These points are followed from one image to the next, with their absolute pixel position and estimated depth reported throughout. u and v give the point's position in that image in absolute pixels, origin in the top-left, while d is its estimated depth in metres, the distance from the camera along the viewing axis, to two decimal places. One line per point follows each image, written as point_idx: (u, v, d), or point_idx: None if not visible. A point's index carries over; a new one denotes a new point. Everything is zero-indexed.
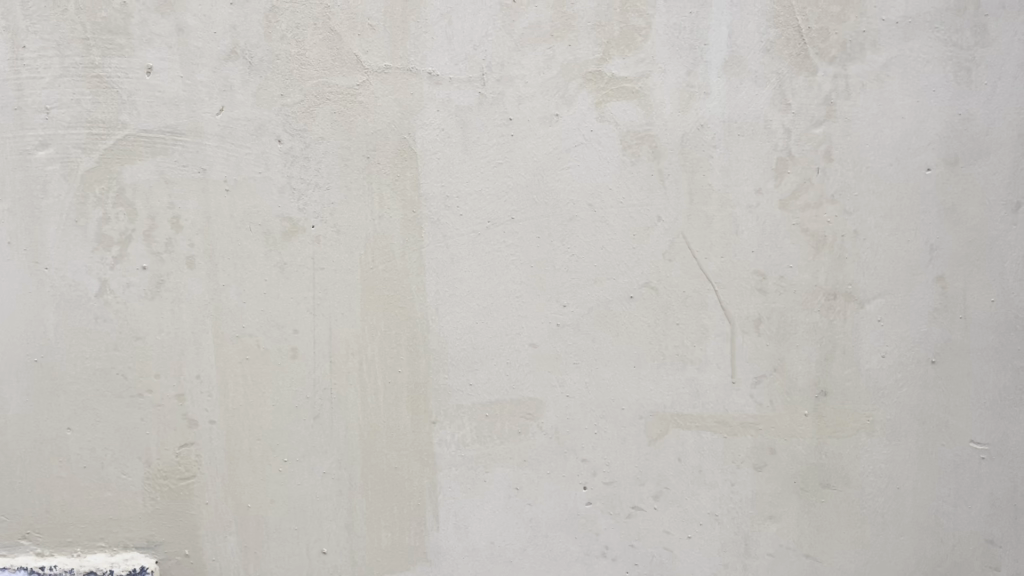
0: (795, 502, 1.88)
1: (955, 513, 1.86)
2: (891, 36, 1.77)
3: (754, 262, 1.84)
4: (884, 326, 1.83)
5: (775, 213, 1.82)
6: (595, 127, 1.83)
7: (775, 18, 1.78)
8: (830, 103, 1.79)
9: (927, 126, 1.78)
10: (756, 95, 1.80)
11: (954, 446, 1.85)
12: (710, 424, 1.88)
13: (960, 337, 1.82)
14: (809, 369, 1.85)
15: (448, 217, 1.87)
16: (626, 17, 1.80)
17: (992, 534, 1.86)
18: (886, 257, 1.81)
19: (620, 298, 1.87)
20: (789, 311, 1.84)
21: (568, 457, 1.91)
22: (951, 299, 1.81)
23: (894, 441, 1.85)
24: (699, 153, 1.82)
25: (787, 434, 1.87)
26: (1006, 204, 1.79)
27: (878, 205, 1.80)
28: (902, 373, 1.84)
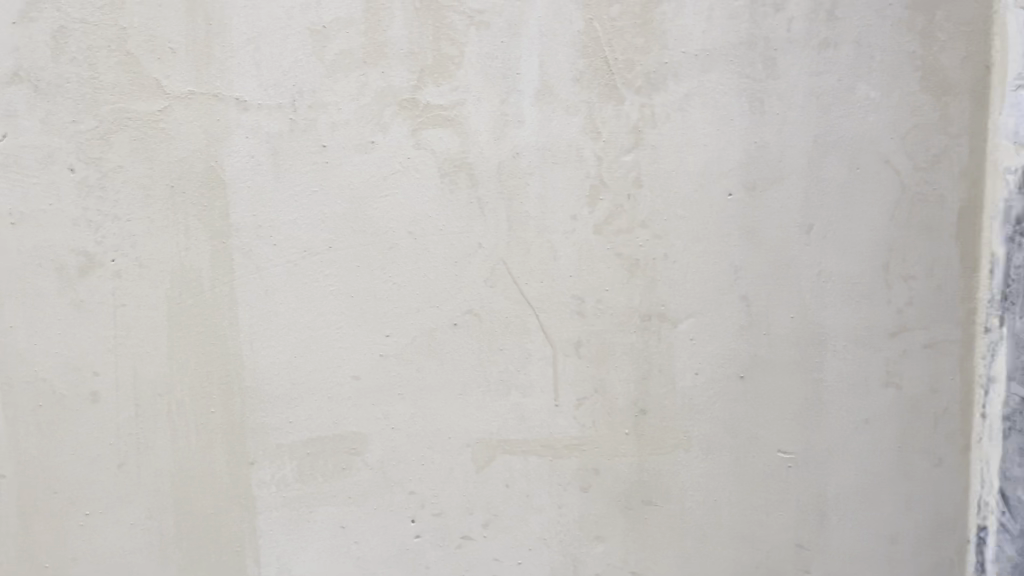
0: (620, 520, 1.92)
1: (768, 521, 1.95)
2: (691, 68, 1.85)
3: (572, 287, 1.87)
4: (696, 345, 1.91)
5: (590, 238, 1.87)
6: (411, 154, 1.81)
7: (583, 49, 1.83)
8: (637, 131, 1.85)
9: (727, 154, 1.87)
10: (568, 123, 1.84)
11: (764, 456, 1.93)
12: (536, 448, 1.89)
13: (765, 352, 1.92)
14: (628, 389, 1.90)
15: (262, 248, 1.80)
16: (439, 45, 1.80)
17: (803, 539, 1.95)
18: (695, 278, 1.89)
19: (443, 325, 1.86)
20: (607, 333, 1.89)
21: (394, 490, 1.87)
22: (755, 317, 1.91)
23: (710, 455, 1.92)
24: (516, 180, 1.84)
25: (610, 454, 1.91)
26: (800, 227, 1.90)
27: (685, 229, 1.88)
28: (714, 389, 1.91)
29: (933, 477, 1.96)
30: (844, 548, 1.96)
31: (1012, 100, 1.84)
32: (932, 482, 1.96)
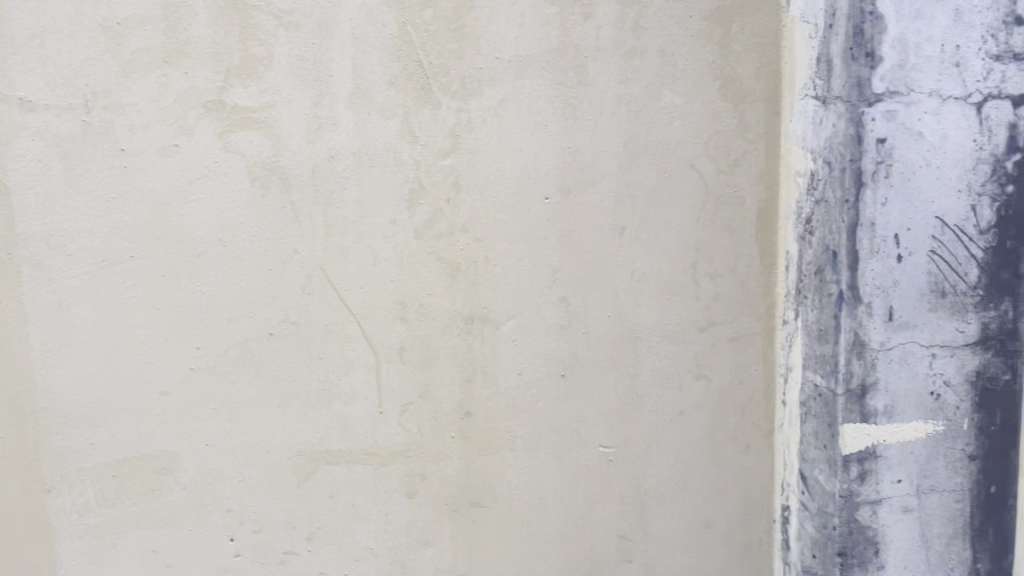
0: (447, 524, 1.94)
1: (591, 514, 2.02)
2: (505, 73, 1.88)
3: (394, 292, 1.86)
4: (518, 345, 1.94)
5: (411, 242, 1.86)
6: (219, 158, 1.77)
7: (397, 52, 1.82)
8: (455, 136, 1.86)
9: (543, 159, 1.92)
10: (384, 127, 1.83)
11: (586, 451, 2.00)
12: (360, 456, 1.88)
13: (584, 350, 1.98)
14: (453, 392, 1.91)
15: (54, 260, 1.73)
16: (245, 45, 1.75)
17: (624, 530, 2.04)
18: (516, 280, 1.93)
19: (259, 335, 1.82)
20: (430, 338, 1.89)
21: (211, 509, 1.83)
22: (574, 317, 1.97)
23: (534, 454, 1.97)
24: (332, 184, 1.82)
25: (436, 458, 1.92)
26: (613, 229, 1.97)
27: (505, 232, 1.91)
28: (536, 388, 1.96)
29: (742, 462, 2.09)
30: (663, 535, 2.06)
31: (800, 106, 1.96)
32: (740, 466, 2.09)
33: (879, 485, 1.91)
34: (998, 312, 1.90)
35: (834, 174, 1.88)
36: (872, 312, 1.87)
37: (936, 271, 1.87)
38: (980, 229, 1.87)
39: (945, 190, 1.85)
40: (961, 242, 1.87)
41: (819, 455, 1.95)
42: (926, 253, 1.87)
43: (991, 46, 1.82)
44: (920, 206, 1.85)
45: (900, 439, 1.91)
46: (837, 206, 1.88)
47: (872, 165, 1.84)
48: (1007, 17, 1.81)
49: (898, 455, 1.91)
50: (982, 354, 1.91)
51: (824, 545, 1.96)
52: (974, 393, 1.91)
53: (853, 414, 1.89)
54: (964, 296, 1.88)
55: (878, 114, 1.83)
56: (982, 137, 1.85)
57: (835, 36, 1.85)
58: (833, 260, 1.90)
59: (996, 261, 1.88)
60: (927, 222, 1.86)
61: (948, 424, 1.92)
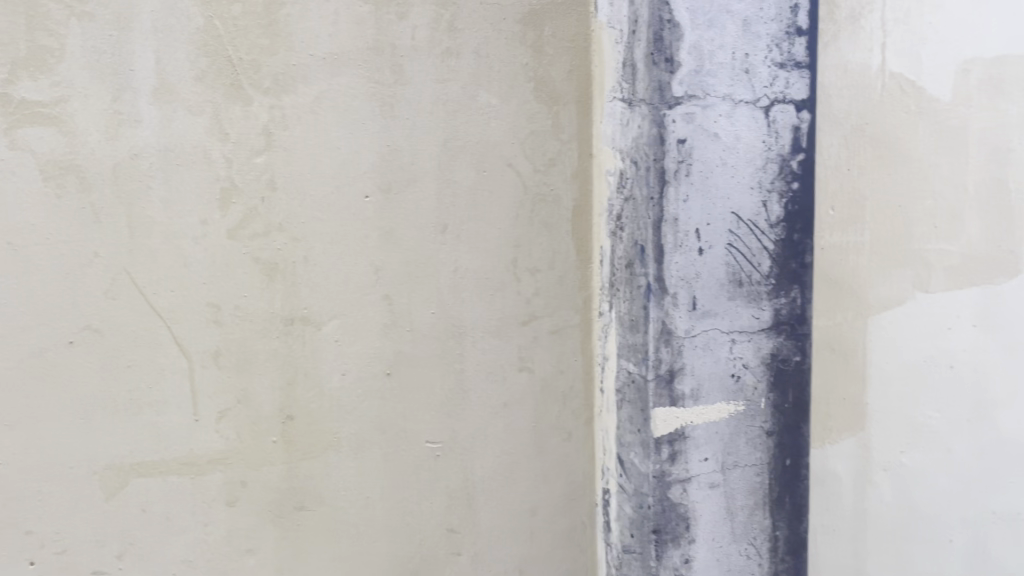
0: (270, 531, 1.94)
1: (420, 510, 2.05)
2: (319, 70, 1.87)
3: (207, 294, 1.84)
4: (341, 345, 1.95)
5: (224, 243, 1.84)
6: (5, 154, 1.72)
7: (204, 47, 1.80)
8: (268, 133, 1.85)
9: (361, 157, 1.92)
10: (191, 123, 1.81)
11: (412, 448, 2.03)
12: (174, 468, 1.87)
13: (408, 348, 2.00)
14: (273, 396, 1.91)
15: None
16: (34, 35, 1.71)
17: (453, 523, 2.08)
18: (336, 280, 1.93)
19: (57, 344, 1.78)
20: (247, 341, 1.88)
21: (10, 531, 1.79)
22: (398, 315, 1.98)
23: (360, 454, 1.99)
24: (136, 183, 1.79)
25: (256, 464, 1.91)
26: (435, 226, 2.00)
27: (324, 231, 1.91)
28: (361, 388, 1.97)
29: (564, 450, 2.18)
30: (490, 526, 2.12)
31: (609, 107, 2.06)
32: (562, 455, 2.18)
33: (688, 464, 2.05)
34: (788, 299, 2.09)
35: (640, 173, 1.98)
36: (677, 301, 2.00)
37: (733, 262, 2.03)
38: (771, 222, 2.05)
39: (740, 188, 2.01)
40: (754, 235, 2.04)
41: (634, 438, 2.06)
42: (724, 245, 2.02)
43: (776, 55, 2.02)
44: (717, 202, 2.00)
45: (706, 420, 2.05)
46: (644, 203, 1.99)
47: (674, 164, 1.96)
48: (789, 30, 2.02)
49: (705, 435, 2.05)
50: (776, 338, 2.09)
51: (641, 523, 2.06)
52: (769, 374, 2.09)
53: (663, 398, 2.01)
54: (758, 284, 2.05)
55: (678, 116, 1.95)
56: (770, 138, 2.03)
57: (638, 41, 1.96)
58: (641, 254, 2.01)
59: (785, 251, 2.07)
60: (724, 216, 2.01)
61: (746, 403, 2.08)
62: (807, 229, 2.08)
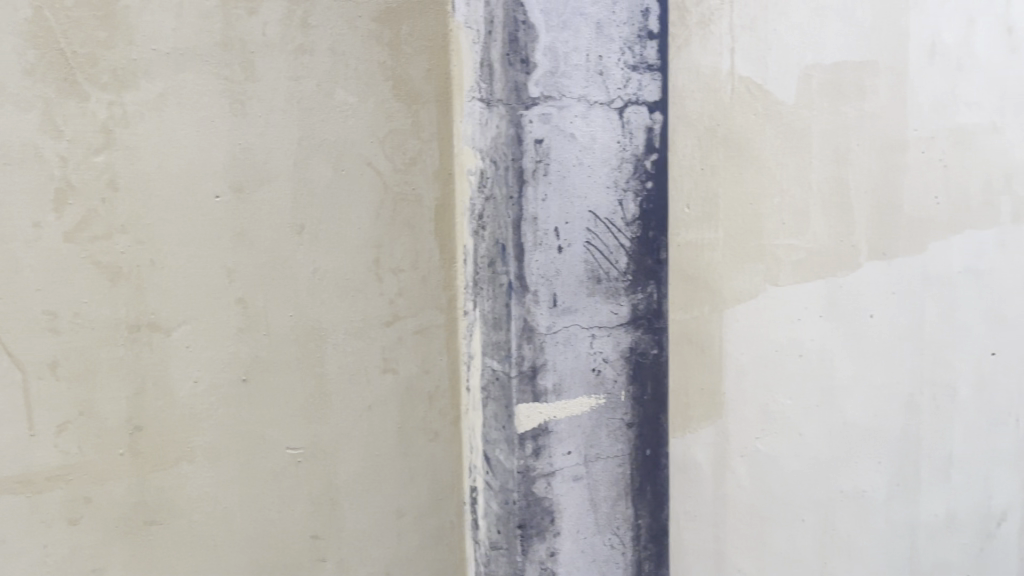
0: (120, 548, 1.89)
1: (281, 518, 2.03)
2: (163, 66, 1.82)
3: (43, 301, 1.78)
4: (193, 351, 1.91)
5: (61, 247, 1.78)
6: None
7: (33, 39, 1.72)
8: (107, 130, 1.79)
9: (210, 156, 1.88)
10: (20, 120, 1.73)
11: (271, 455, 2.01)
12: (10, 486, 1.79)
13: (265, 352, 1.97)
14: (118, 407, 1.86)
15: None
16: None
17: (316, 529, 2.07)
18: (186, 283, 1.89)
19: None
20: (88, 349, 1.82)
21: None
22: (253, 319, 1.95)
23: (215, 463, 1.95)
24: None
25: (102, 479, 1.86)
26: (291, 227, 1.97)
27: (172, 233, 1.86)
28: (215, 395, 1.93)
29: (430, 450, 2.18)
30: (355, 530, 2.11)
31: (468, 107, 2.07)
32: (429, 455, 2.18)
33: (552, 458, 2.08)
34: (644, 294, 2.16)
35: (499, 173, 2.00)
36: (538, 299, 2.02)
37: (591, 259, 2.08)
38: (627, 220, 2.12)
39: (597, 187, 2.07)
40: (611, 233, 2.10)
41: (499, 435, 2.08)
42: (583, 243, 2.07)
43: (629, 59, 2.09)
44: (575, 201, 2.04)
45: (568, 415, 2.09)
46: (503, 202, 2.00)
47: (533, 164, 1.98)
48: (641, 34, 2.10)
49: (567, 429, 2.09)
50: (634, 332, 2.16)
51: (507, 519, 2.08)
52: (628, 367, 2.16)
53: (526, 395, 2.03)
54: (616, 281, 2.12)
55: (535, 116, 1.97)
56: (625, 138, 2.10)
57: (494, 42, 1.97)
58: (502, 253, 2.02)
59: (640, 248, 2.14)
60: (582, 215, 2.06)
61: (608, 396, 2.14)
62: (660, 226, 2.17)
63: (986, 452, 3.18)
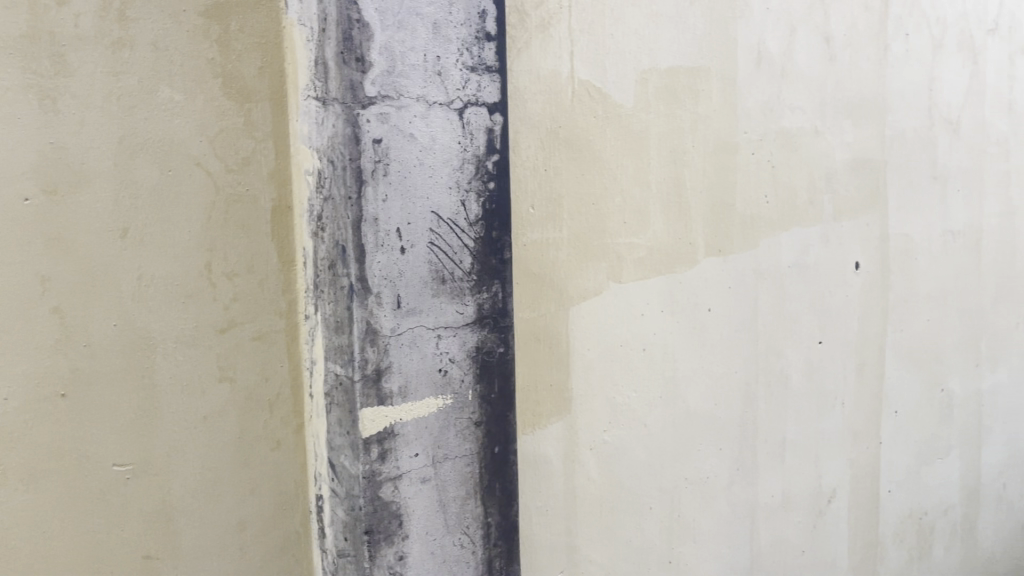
0: None
1: (110, 539, 1.95)
2: None
3: None
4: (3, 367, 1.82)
5: None
6: None
7: None
8: None
9: (18, 155, 1.81)
10: None
11: (96, 474, 1.92)
12: None
13: (87, 365, 1.90)
14: None
15: None
16: None
17: (149, 549, 2.00)
18: None
19: None
20: None
21: None
22: (72, 329, 1.88)
23: (31, 486, 1.86)
24: None
25: None
26: (114, 231, 1.91)
27: None
28: (29, 412, 1.85)
29: (272, 459, 2.14)
30: (193, 547, 2.05)
31: (304, 106, 2.02)
32: (271, 464, 2.14)
33: (399, 461, 2.06)
34: (489, 294, 2.18)
35: (337, 173, 1.96)
36: (381, 301, 1.99)
37: (435, 259, 2.07)
38: (470, 221, 2.13)
39: (438, 187, 2.06)
40: (454, 233, 2.10)
41: (344, 441, 2.04)
42: (426, 244, 2.06)
43: (467, 59, 2.10)
44: (417, 201, 2.03)
45: (415, 417, 2.07)
46: (342, 203, 1.96)
47: (371, 164, 1.96)
48: (478, 36, 2.11)
49: (414, 431, 2.08)
50: (480, 331, 2.17)
51: (354, 526, 2.04)
52: (474, 366, 2.17)
53: (371, 399, 2.00)
54: (460, 281, 2.12)
55: (372, 116, 1.95)
56: (466, 139, 2.11)
57: (328, 40, 1.93)
58: (343, 254, 1.98)
59: (484, 249, 2.16)
60: (424, 216, 2.05)
61: (455, 396, 2.14)
62: (504, 226, 2.19)
63: (823, 425, 3.72)
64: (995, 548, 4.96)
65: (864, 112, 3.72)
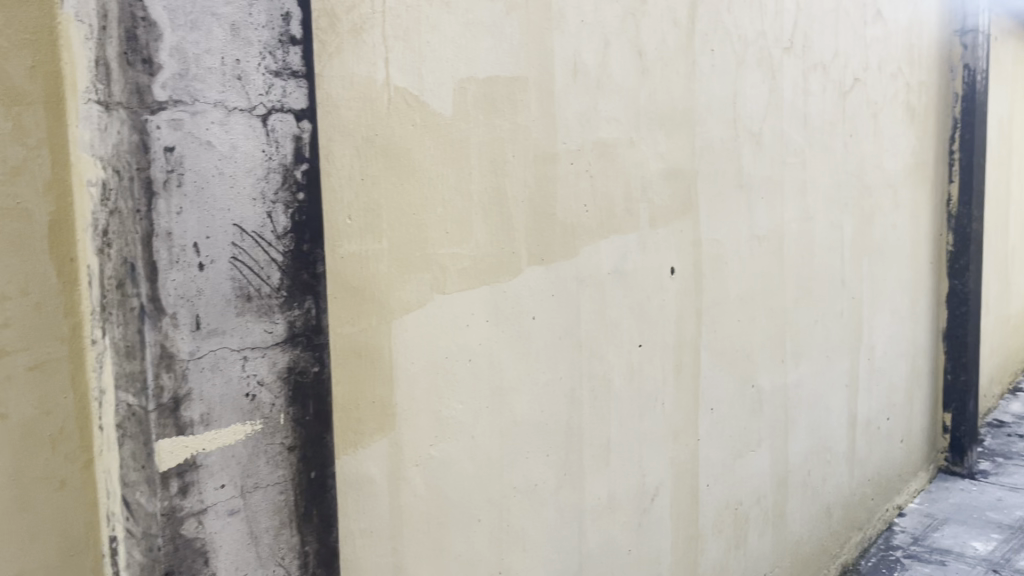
0: None
1: None
2: None
3: None
4: None
5: None
6: None
7: None
8: None
9: None
10: None
11: None
12: None
13: None
14: None
15: None
16: None
17: None
18: None
19: None
20: None
21: None
22: None
23: None
24: None
25: None
26: None
27: None
28: None
29: (58, 500, 1.93)
30: None
31: (84, 109, 1.82)
32: (56, 505, 1.93)
33: (202, 494, 1.91)
34: (302, 310, 2.08)
35: (123, 183, 1.79)
36: (177, 322, 1.84)
37: (239, 275, 1.94)
38: (278, 234, 2.02)
39: (241, 199, 1.94)
40: (260, 247, 1.99)
41: (139, 476, 1.86)
42: (228, 259, 1.93)
43: (270, 63, 1.99)
44: (216, 213, 1.90)
45: (220, 445, 1.94)
46: (129, 216, 1.79)
47: (162, 174, 1.81)
48: (282, 39, 2.01)
49: (219, 461, 1.94)
50: (291, 350, 2.07)
51: (151, 568, 1.86)
52: (285, 388, 2.06)
53: (167, 429, 1.84)
54: (268, 297, 2.01)
55: (162, 122, 1.80)
56: (271, 147, 2.00)
57: (110, 38, 1.77)
58: (132, 272, 1.80)
59: (294, 263, 2.05)
60: (226, 229, 1.92)
61: (265, 421, 2.02)
62: (316, 238, 2.10)
63: (646, 425, 3.84)
64: (803, 531, 5.33)
65: (676, 123, 3.90)
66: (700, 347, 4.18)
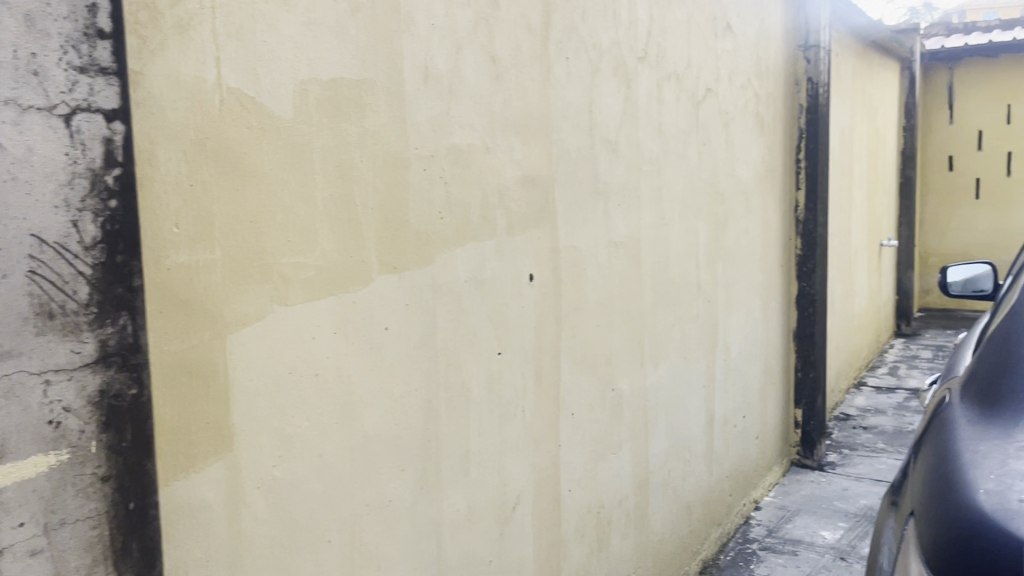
0: None
1: None
2: None
3: None
4: None
5: None
6: None
7: None
8: None
9: None
10: None
11: None
12: None
13: None
14: None
15: None
16: None
17: None
18: None
19: None
20: None
21: None
22: None
23: None
24: None
25: None
26: None
27: None
28: None
29: None
30: None
31: None
32: None
33: None
34: (116, 327, 1.92)
35: None
36: None
37: (38, 291, 1.76)
38: (85, 245, 1.85)
39: (39, 208, 1.76)
40: (64, 260, 1.81)
41: None
42: (24, 274, 1.74)
43: (74, 59, 1.82)
44: (9, 223, 1.71)
45: (18, 480, 1.74)
46: None
47: None
48: (88, 32, 1.84)
49: (17, 498, 1.74)
50: (103, 372, 1.90)
51: None
52: (97, 414, 1.89)
53: None
54: (75, 315, 1.83)
55: None
56: (75, 151, 1.83)
57: None
58: None
59: (105, 277, 1.89)
60: (21, 240, 1.73)
61: (72, 450, 1.84)
62: (131, 250, 1.94)
63: (506, 434, 3.80)
64: (664, 530, 5.44)
65: (531, 129, 3.89)
66: (560, 353, 4.19)
